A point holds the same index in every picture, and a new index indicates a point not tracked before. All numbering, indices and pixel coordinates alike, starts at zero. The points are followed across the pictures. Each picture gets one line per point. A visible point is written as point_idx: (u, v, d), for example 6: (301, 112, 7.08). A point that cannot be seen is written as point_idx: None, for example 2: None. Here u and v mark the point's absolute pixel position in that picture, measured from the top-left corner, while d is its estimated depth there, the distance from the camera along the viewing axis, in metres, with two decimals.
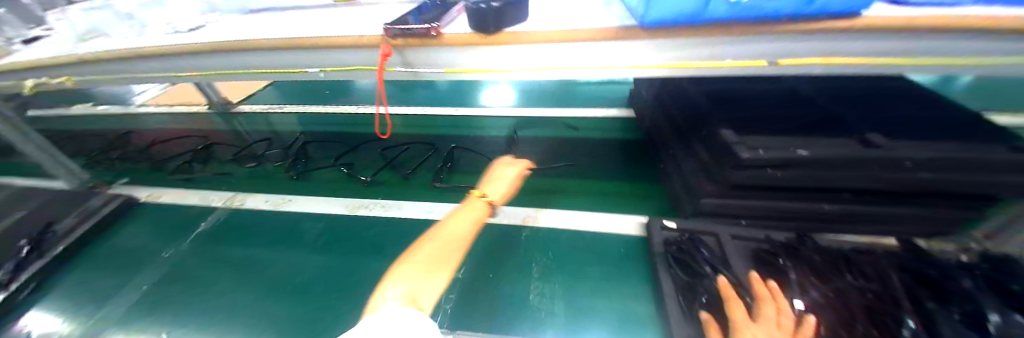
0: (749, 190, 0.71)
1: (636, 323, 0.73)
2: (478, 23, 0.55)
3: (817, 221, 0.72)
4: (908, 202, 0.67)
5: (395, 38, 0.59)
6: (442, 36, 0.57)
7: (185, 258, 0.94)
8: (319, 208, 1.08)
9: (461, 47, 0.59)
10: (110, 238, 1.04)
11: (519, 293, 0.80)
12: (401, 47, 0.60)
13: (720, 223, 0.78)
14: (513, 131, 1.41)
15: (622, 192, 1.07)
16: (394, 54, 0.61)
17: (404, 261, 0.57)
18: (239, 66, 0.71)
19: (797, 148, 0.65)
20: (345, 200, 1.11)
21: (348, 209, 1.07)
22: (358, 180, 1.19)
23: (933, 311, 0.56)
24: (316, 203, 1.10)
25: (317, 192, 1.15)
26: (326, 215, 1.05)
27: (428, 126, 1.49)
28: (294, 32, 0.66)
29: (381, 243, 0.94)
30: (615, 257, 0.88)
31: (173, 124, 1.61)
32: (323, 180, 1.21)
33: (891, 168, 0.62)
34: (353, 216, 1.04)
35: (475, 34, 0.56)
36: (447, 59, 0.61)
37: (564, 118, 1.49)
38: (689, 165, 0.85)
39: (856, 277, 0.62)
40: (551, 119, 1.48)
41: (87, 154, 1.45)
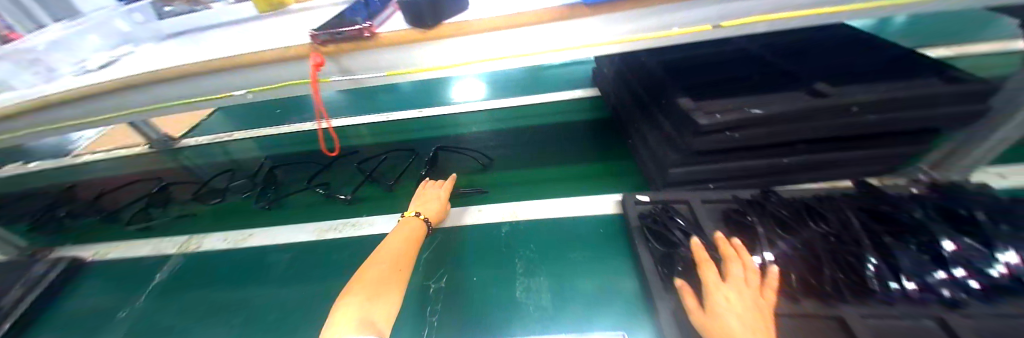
0: (712, 154, 0.72)
1: (621, 303, 0.73)
2: (414, 17, 0.50)
3: (779, 174, 0.74)
4: (859, 145, 0.70)
5: (325, 45, 0.52)
6: (376, 36, 0.52)
7: (140, 317, 0.86)
8: (284, 237, 1.02)
9: (402, 46, 0.54)
10: (54, 309, 0.93)
11: (504, 291, 0.79)
12: (334, 54, 0.54)
13: (689, 190, 0.79)
14: (482, 127, 1.38)
15: (596, 174, 1.07)
16: (328, 63, 0.55)
17: (348, 291, 0.56)
18: (158, 101, 0.64)
19: (751, 108, 0.65)
20: (313, 224, 1.05)
21: (316, 233, 1.01)
22: (336, 199, 1.12)
23: (891, 245, 0.57)
24: (282, 233, 1.04)
25: (281, 221, 1.08)
26: (292, 244, 0.99)
27: (395, 133, 1.43)
28: (211, 53, 0.59)
29: (355, 264, 0.90)
30: (596, 238, 0.88)
31: (114, 170, 1.47)
32: (297, 206, 1.14)
33: (841, 115, 0.64)
34: (322, 241, 0.99)
35: (413, 29, 0.52)
36: (387, 60, 0.56)
37: (532, 105, 1.47)
38: (654, 137, 0.85)
39: (819, 222, 0.64)
40: (520, 108, 1.46)
41: (15, 219, 1.30)
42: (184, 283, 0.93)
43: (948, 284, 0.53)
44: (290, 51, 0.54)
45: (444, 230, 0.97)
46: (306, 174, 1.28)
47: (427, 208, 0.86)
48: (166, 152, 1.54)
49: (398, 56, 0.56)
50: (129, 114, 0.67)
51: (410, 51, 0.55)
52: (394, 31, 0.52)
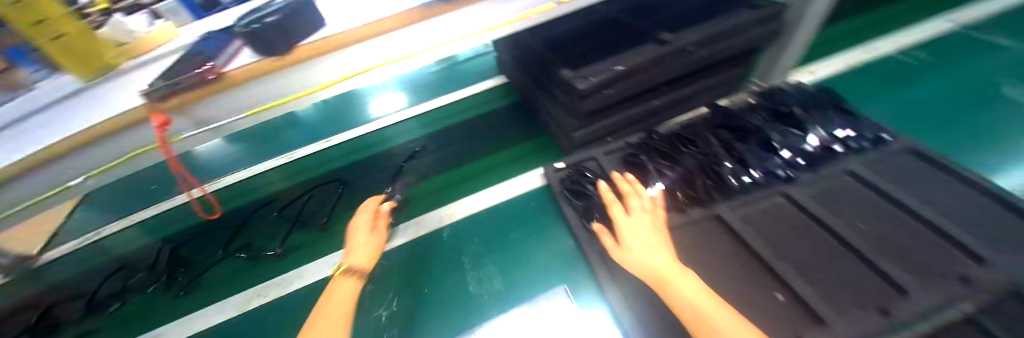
0: (599, 113, 0.81)
1: (562, 264, 0.80)
2: (262, 46, 0.43)
3: (656, 114, 0.87)
4: (706, 76, 0.84)
5: (162, 100, 0.42)
6: (226, 76, 0.42)
7: None
8: (188, 325, 0.84)
9: (262, 79, 0.44)
10: None
11: (458, 290, 0.81)
12: (179, 110, 0.43)
13: (594, 147, 0.88)
14: (405, 138, 1.25)
15: (517, 156, 1.12)
16: (177, 119, 0.44)
17: None
18: None
19: (616, 66, 0.74)
20: (224, 301, 0.88)
21: (237, 309, 0.86)
22: (266, 259, 0.95)
23: (741, 149, 0.72)
24: (183, 325, 0.84)
25: (177, 310, 0.88)
26: (204, 332, 0.82)
27: (305, 170, 1.19)
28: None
29: (297, 320, 0.81)
30: (527, 213, 0.94)
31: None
32: (219, 281, 0.93)
33: (683, 56, 0.76)
34: (247, 314, 0.84)
35: (264, 59, 0.43)
36: (244, 99, 0.46)
37: (455, 102, 1.36)
38: (555, 109, 0.92)
39: (690, 145, 0.77)
40: (443, 109, 1.35)
41: None
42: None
43: (782, 167, 0.70)
44: (118, 120, 0.42)
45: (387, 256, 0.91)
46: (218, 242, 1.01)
47: (360, 243, 0.74)
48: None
49: (274, 85, 0.46)
50: None
51: (286, 76, 0.45)
52: (245, 65, 0.42)
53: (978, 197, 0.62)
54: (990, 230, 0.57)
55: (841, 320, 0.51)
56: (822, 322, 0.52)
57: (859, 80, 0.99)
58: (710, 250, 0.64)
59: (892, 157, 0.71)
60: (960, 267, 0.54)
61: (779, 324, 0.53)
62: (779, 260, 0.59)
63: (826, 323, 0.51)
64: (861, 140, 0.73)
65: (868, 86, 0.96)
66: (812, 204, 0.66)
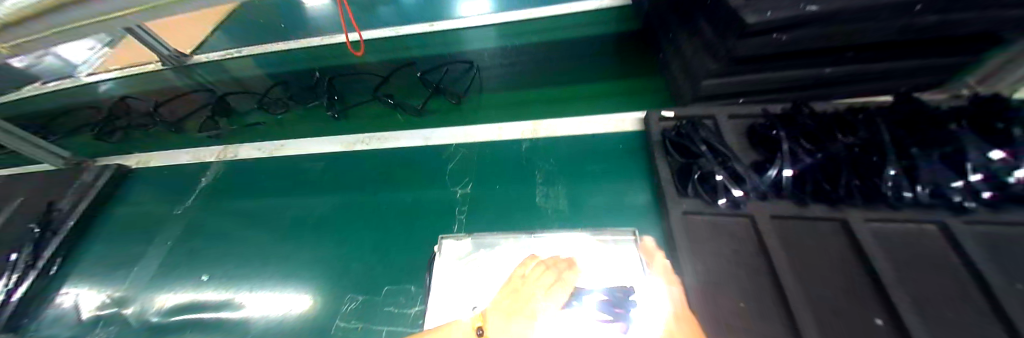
0: (749, 63, 0.69)
1: (632, 209, 0.79)
2: None
3: (814, 86, 0.72)
4: (909, 55, 0.66)
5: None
6: None
7: (194, 215, 0.98)
8: (314, 147, 1.07)
9: None
10: (116, 210, 1.05)
11: (526, 198, 0.84)
12: None
13: (718, 105, 0.78)
14: (483, 46, 1.25)
15: (618, 92, 1.04)
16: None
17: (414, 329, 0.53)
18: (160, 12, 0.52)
19: (807, 5, 0.58)
20: (348, 136, 1.09)
21: (344, 145, 1.06)
22: (406, 112, 1.10)
23: (917, 156, 0.59)
24: (311, 144, 1.09)
25: (308, 134, 1.12)
26: (321, 153, 1.06)
27: (400, 48, 1.29)
28: None
29: (387, 173, 0.97)
30: (612, 154, 0.90)
31: (112, 87, 1.37)
32: (370, 117, 1.12)
33: (903, 14, 0.57)
34: (349, 151, 1.04)
35: None
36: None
37: (560, 17, 1.25)
38: (689, 45, 0.80)
39: (847, 136, 0.64)
40: (543, 21, 1.25)
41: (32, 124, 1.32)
42: (224, 192, 1.02)
43: (967, 195, 0.56)
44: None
45: (465, 146, 0.99)
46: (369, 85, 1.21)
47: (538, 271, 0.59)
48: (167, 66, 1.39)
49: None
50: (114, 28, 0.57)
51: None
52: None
53: None
54: None
55: None
56: None
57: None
58: (813, 251, 0.58)
59: None
60: None
61: None
62: (902, 291, 0.51)
63: None
64: None
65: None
66: (972, 246, 0.53)
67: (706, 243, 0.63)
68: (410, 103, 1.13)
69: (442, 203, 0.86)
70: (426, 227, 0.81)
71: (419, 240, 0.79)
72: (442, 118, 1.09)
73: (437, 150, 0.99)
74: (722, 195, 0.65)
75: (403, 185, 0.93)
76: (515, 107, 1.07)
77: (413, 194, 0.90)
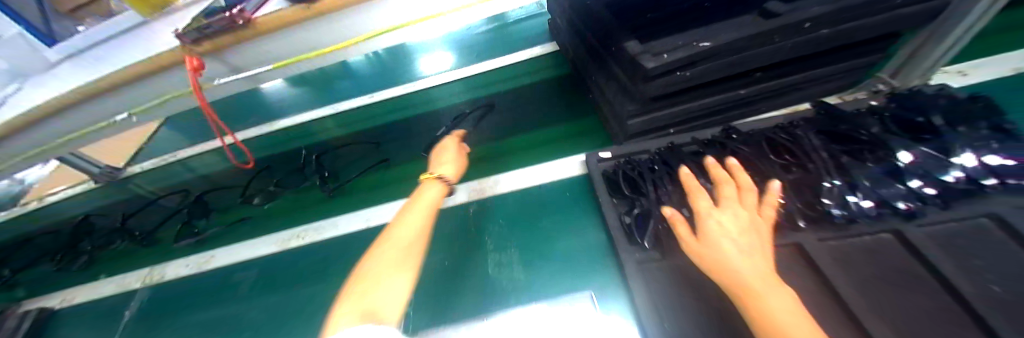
0: (667, 99, 0.70)
1: (588, 260, 0.72)
2: None
3: (736, 106, 0.74)
4: (816, 64, 0.69)
5: (199, 44, 0.45)
6: (257, 21, 0.43)
7: None
8: (249, 250, 1.00)
9: (281, 31, 0.46)
10: None
11: (477, 269, 0.77)
12: (210, 54, 0.48)
13: (651, 139, 0.79)
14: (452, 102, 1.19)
15: (566, 134, 1.01)
16: (208, 63, 0.48)
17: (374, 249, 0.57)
18: (93, 108, 0.59)
19: (699, 42, 0.61)
20: (275, 237, 1.01)
21: (281, 245, 0.98)
22: (365, 188, 1.04)
23: (851, 166, 0.58)
24: (247, 249, 1.01)
25: (245, 239, 1.04)
26: (259, 258, 0.97)
27: (360, 121, 1.23)
28: (116, 56, 0.55)
29: (326, 265, 0.89)
30: (563, 203, 0.85)
31: (62, 213, 1.32)
32: (335, 198, 1.05)
33: (792, 35, 0.60)
34: (287, 252, 0.96)
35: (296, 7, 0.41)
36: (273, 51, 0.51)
37: (503, 67, 1.25)
38: (609, 86, 0.81)
39: (777, 154, 0.65)
40: (495, 72, 1.24)
41: None
42: (154, 318, 0.93)
43: (905, 197, 0.54)
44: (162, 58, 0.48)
45: None
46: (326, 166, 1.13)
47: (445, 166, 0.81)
48: (106, 186, 1.34)
49: (339, 21, 0.46)
50: (87, 127, 0.69)
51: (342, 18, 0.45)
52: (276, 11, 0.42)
53: None
54: None
55: None
56: None
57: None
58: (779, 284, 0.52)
59: None
60: None
61: None
62: (876, 319, 0.45)
63: None
64: None
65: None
66: (934, 249, 0.50)
67: (667, 294, 0.57)
68: (382, 170, 1.07)
69: None
70: None
71: None
72: (405, 187, 1.01)
73: (379, 234, 0.91)
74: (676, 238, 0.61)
75: (343, 272, 0.86)
76: (475, 164, 1.02)
77: None
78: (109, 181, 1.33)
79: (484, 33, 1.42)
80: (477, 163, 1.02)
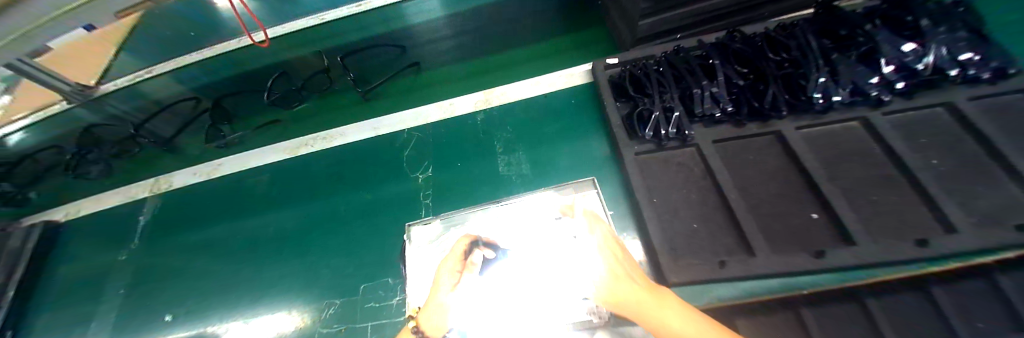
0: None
1: (590, 157, 0.80)
2: None
3: (739, 9, 0.77)
4: None
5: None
6: None
7: (143, 257, 0.96)
8: (257, 158, 1.04)
9: None
10: (58, 269, 1.00)
11: (487, 169, 0.84)
12: None
13: (656, 44, 0.81)
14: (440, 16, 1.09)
15: (569, 45, 1.01)
16: None
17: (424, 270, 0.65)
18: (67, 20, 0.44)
19: None
20: (280, 145, 1.05)
21: (290, 151, 1.02)
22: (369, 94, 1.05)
23: (838, 60, 0.63)
24: (255, 157, 1.04)
25: (250, 147, 1.07)
26: (268, 165, 1.02)
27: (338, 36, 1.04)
28: None
29: (339, 175, 0.94)
30: (564, 109, 0.90)
31: None
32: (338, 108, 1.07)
33: None
34: (297, 159, 1.01)
35: None
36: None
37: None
38: None
39: (775, 53, 0.68)
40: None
41: None
42: (172, 226, 0.99)
43: (879, 87, 0.61)
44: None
45: (420, 128, 0.95)
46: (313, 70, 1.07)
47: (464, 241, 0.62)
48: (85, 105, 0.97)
49: None
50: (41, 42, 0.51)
51: None
52: None
53: None
54: None
55: (873, 245, 0.52)
56: (850, 244, 0.53)
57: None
58: (755, 165, 0.63)
59: (1020, 96, 0.61)
60: None
61: (804, 242, 0.55)
62: (833, 187, 0.57)
63: (853, 245, 0.52)
64: (985, 69, 0.61)
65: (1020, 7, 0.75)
66: (893, 136, 0.60)
67: (663, 179, 0.67)
68: (413, 75, 1.07)
69: (386, 188, 0.88)
70: (389, 222, 0.83)
71: (383, 241, 0.81)
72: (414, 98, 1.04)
73: (386, 143, 0.95)
74: (683, 132, 0.67)
75: (357, 182, 0.92)
76: (479, 75, 1.03)
77: (367, 190, 0.90)
78: (85, 102, 0.93)
79: None
80: (481, 73, 1.03)
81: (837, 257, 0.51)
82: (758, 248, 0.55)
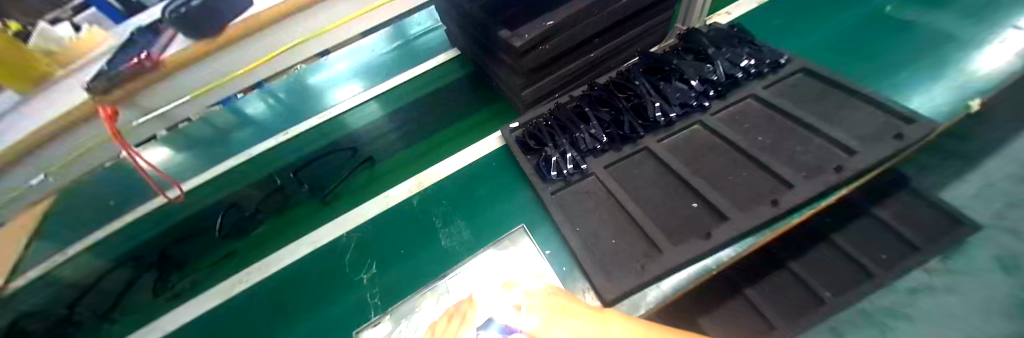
0: (542, 69, 0.91)
1: (519, 209, 0.89)
2: (195, 29, 0.43)
3: (592, 67, 1.00)
4: (634, 25, 0.97)
5: (106, 93, 0.44)
6: (163, 61, 0.45)
7: None
8: (179, 316, 0.91)
9: (193, 67, 0.47)
10: None
11: (433, 246, 0.88)
12: (124, 101, 0.47)
13: (542, 105, 1.00)
14: (362, 123, 1.27)
15: (480, 121, 1.16)
16: (124, 110, 0.48)
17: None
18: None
19: (547, 21, 0.81)
20: (212, 291, 0.94)
21: (220, 296, 0.93)
22: (307, 207, 1.07)
23: (665, 88, 0.85)
24: (174, 318, 0.91)
25: (166, 308, 0.93)
26: (193, 320, 0.90)
27: (262, 168, 1.21)
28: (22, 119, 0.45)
29: (283, 301, 0.89)
30: (489, 172, 1.00)
31: None
32: (272, 231, 1.04)
33: (605, 6, 0.85)
34: (229, 301, 0.92)
35: (197, 41, 0.45)
36: (180, 85, 0.49)
37: (414, 78, 1.38)
38: (502, 71, 1.00)
39: (623, 92, 0.89)
40: (404, 85, 1.36)
41: None
42: None
43: (696, 98, 0.84)
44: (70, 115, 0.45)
45: (360, 227, 0.98)
46: (262, 199, 1.11)
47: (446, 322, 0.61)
48: None
49: (254, 47, 0.49)
50: None
51: (256, 45, 0.49)
52: (180, 50, 0.45)
53: (854, 104, 0.76)
54: (861, 128, 0.72)
55: (741, 213, 0.64)
56: (725, 218, 0.65)
57: (759, 26, 1.14)
58: (641, 177, 0.77)
59: (792, 78, 0.86)
60: (837, 160, 0.68)
61: (696, 227, 0.66)
62: (697, 177, 0.72)
63: (728, 218, 0.64)
64: (763, 66, 0.86)
65: (767, 31, 1.12)
66: (723, 128, 0.79)
67: (579, 210, 0.77)
68: (369, 167, 1.13)
69: (339, 297, 0.86)
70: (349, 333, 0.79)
71: None
72: (353, 199, 1.06)
73: (327, 254, 0.95)
74: (584, 167, 0.81)
75: (303, 302, 0.87)
76: (407, 163, 1.11)
77: (315, 309, 0.86)
78: None
79: (383, 52, 1.54)
80: (409, 161, 1.12)
81: (721, 233, 0.63)
82: (663, 244, 0.65)
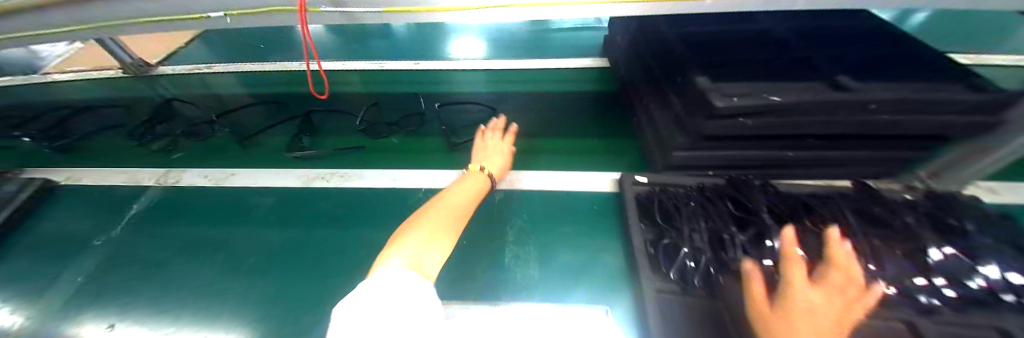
0: (717, 139, 0.73)
1: (609, 271, 0.74)
2: None
3: (777, 166, 0.78)
4: (869, 145, 0.73)
5: None
6: None
7: (117, 246, 0.82)
8: (270, 180, 0.97)
9: None
10: (35, 227, 0.88)
11: (498, 257, 0.77)
12: None
13: (689, 174, 0.80)
14: (475, 89, 1.22)
15: (601, 149, 1.02)
16: None
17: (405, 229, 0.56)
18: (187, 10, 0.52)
19: (770, 94, 0.65)
20: (300, 172, 0.99)
21: (302, 181, 0.96)
22: (414, 142, 1.06)
23: (885, 255, 0.59)
24: (261, 179, 0.98)
25: (269, 165, 1.02)
26: (275, 188, 0.95)
27: (386, 83, 1.26)
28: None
29: (342, 213, 0.87)
30: (591, 213, 0.86)
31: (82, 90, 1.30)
32: (383, 148, 1.05)
33: (859, 111, 0.64)
34: (308, 188, 0.94)
35: None
36: None
37: (551, 69, 1.29)
38: (662, 117, 0.84)
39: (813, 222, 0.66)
40: (539, 72, 1.28)
41: None
42: (162, 216, 0.89)
43: (929, 292, 0.56)
44: None
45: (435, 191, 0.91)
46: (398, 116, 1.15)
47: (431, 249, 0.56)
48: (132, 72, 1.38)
49: None
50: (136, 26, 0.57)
51: None
52: None
53: None
54: None
55: None
56: None
57: None
58: None
59: None
60: None
61: None
62: None
63: None
64: None
65: None
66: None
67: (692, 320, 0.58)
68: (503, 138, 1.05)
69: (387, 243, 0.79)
70: None
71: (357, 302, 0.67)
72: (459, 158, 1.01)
73: (399, 197, 0.91)
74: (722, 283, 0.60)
75: (356, 225, 0.84)
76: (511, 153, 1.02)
77: (361, 236, 0.81)
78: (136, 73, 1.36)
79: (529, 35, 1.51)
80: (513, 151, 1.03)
81: None
82: None
